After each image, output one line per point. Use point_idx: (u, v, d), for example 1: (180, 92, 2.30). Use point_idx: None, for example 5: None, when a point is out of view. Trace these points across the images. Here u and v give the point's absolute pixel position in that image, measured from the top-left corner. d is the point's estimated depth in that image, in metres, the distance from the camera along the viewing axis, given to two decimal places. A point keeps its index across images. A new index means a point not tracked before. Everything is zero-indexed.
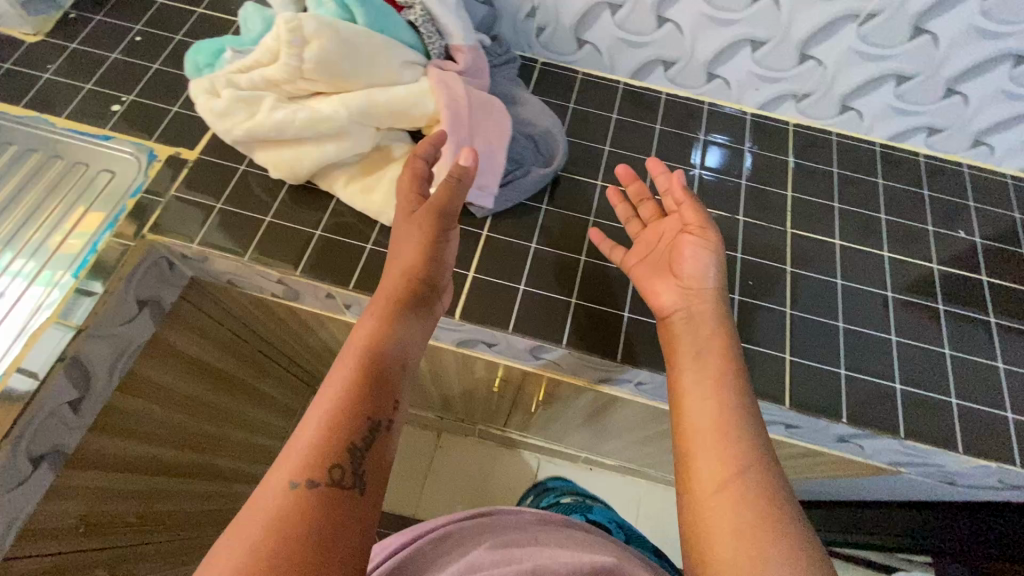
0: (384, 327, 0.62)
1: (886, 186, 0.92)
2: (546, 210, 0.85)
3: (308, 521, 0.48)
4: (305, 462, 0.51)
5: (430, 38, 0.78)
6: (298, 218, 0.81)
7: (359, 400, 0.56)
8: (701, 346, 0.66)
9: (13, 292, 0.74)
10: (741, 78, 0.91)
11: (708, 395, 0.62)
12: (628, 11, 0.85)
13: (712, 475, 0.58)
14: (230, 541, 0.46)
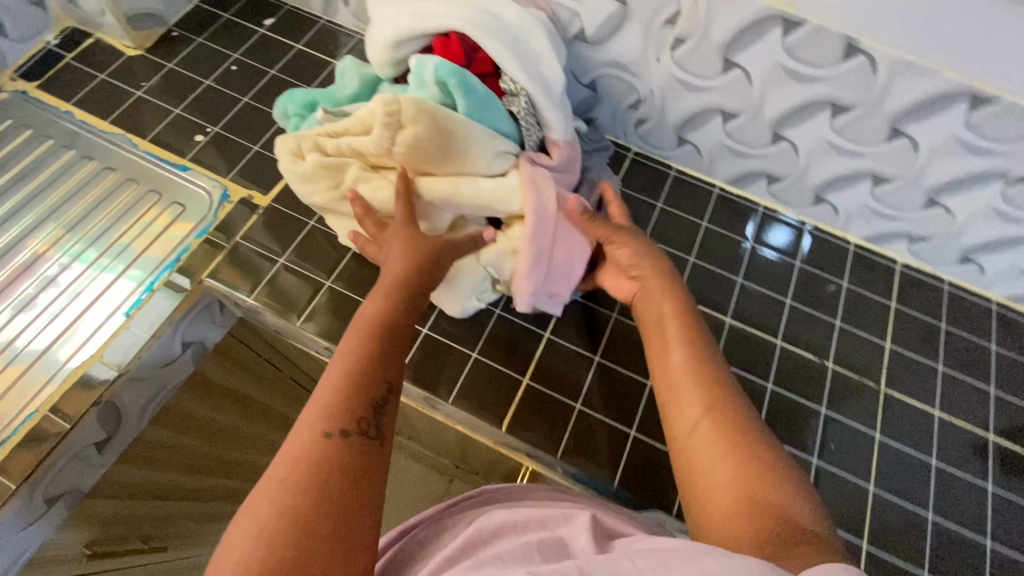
0: (392, 302, 0.62)
1: (1002, 354, 0.81)
2: (618, 319, 0.81)
3: (341, 468, 0.49)
4: (327, 418, 0.51)
5: (528, 129, 0.75)
6: (360, 288, 0.77)
7: (374, 365, 0.56)
8: (667, 312, 0.65)
9: (100, 283, 0.77)
10: (852, 208, 0.82)
11: (679, 360, 0.61)
12: (742, 122, 0.78)
13: (687, 418, 0.57)
14: (269, 491, 0.47)
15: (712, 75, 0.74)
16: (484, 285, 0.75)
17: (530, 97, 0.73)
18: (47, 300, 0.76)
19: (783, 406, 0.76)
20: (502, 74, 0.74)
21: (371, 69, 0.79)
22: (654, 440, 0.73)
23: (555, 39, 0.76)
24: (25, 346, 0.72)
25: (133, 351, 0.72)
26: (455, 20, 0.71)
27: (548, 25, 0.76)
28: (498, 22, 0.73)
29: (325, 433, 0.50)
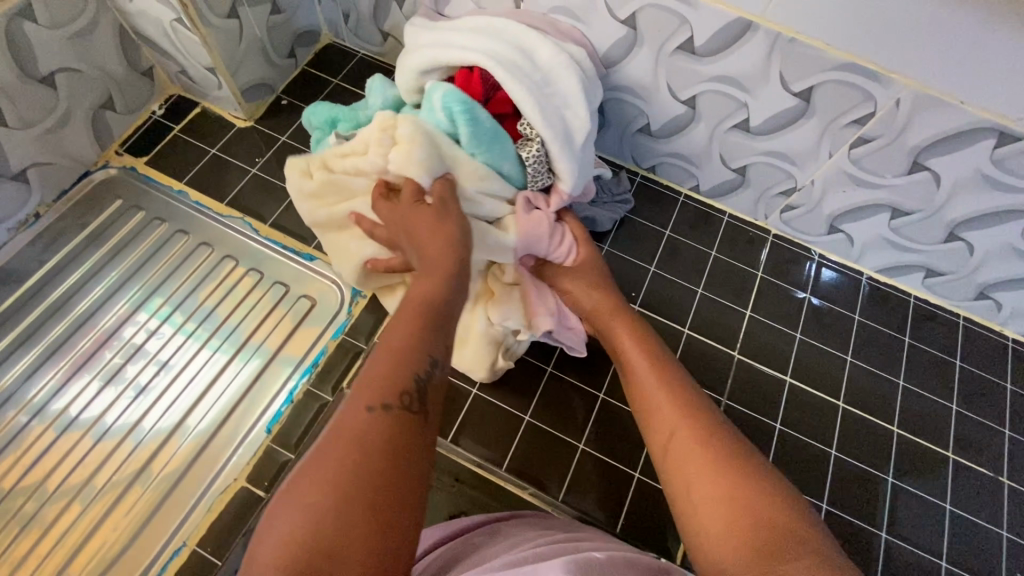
0: (445, 277, 0.54)
1: None
2: (780, 429, 0.76)
3: (385, 446, 0.40)
4: (374, 387, 0.43)
5: (534, 175, 0.69)
6: (508, 396, 0.76)
7: (423, 336, 0.48)
8: (629, 341, 0.66)
9: (241, 378, 0.72)
10: (1020, 306, 0.78)
11: (658, 385, 0.60)
12: (914, 221, 0.73)
13: (657, 436, 0.57)
14: (308, 476, 0.39)
15: (894, 174, 0.69)
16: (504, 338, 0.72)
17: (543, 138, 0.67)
18: (185, 398, 0.71)
19: (964, 528, 0.72)
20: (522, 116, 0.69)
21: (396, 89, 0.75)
22: None
23: (587, 80, 0.71)
24: (179, 438, 0.69)
25: (277, 475, 0.67)
26: (481, 55, 0.67)
27: (586, 63, 0.71)
28: (528, 62, 0.68)
29: (373, 404, 0.42)
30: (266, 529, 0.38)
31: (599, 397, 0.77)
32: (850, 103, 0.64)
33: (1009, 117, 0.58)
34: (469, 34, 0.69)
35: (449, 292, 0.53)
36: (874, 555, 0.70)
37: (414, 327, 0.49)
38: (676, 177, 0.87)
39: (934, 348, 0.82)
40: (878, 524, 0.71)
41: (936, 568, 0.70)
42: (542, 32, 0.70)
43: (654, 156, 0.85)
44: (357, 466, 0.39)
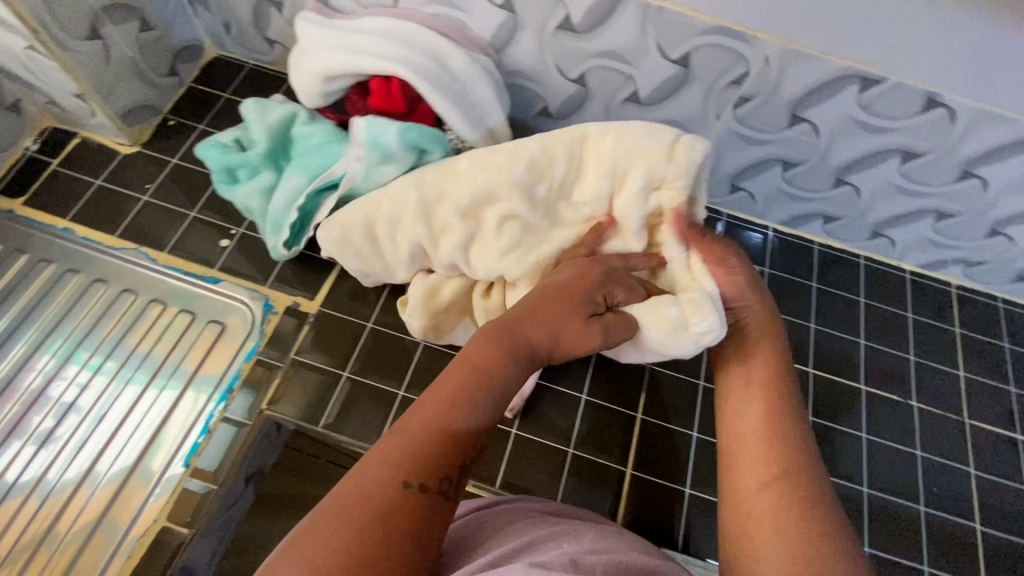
0: (516, 361, 0.53)
1: None
2: (705, 386, 0.77)
3: (410, 525, 0.42)
4: (420, 458, 0.45)
5: None
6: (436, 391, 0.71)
7: (471, 406, 0.48)
8: (762, 383, 0.60)
9: (154, 414, 0.69)
10: (911, 240, 0.83)
11: (762, 439, 0.56)
12: (804, 170, 0.77)
13: (750, 482, 0.54)
14: (334, 521, 0.41)
15: (776, 129, 0.72)
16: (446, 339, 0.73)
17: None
18: (93, 444, 0.67)
19: (881, 454, 0.76)
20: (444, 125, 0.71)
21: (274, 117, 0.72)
22: None
23: (498, 88, 0.74)
24: (90, 487, 0.65)
25: (199, 509, 0.64)
26: (405, 68, 0.66)
27: (493, 71, 0.73)
28: (444, 71, 0.69)
29: (405, 478, 0.43)
30: (281, 553, 0.40)
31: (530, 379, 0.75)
32: (726, 64, 0.66)
33: (866, 61, 0.61)
34: (376, 37, 0.68)
35: (514, 375, 0.52)
36: None
37: (460, 394, 0.48)
38: None
39: (840, 289, 0.86)
40: None
41: (860, 496, 0.73)
42: (446, 36, 0.71)
43: None
44: (369, 537, 0.41)
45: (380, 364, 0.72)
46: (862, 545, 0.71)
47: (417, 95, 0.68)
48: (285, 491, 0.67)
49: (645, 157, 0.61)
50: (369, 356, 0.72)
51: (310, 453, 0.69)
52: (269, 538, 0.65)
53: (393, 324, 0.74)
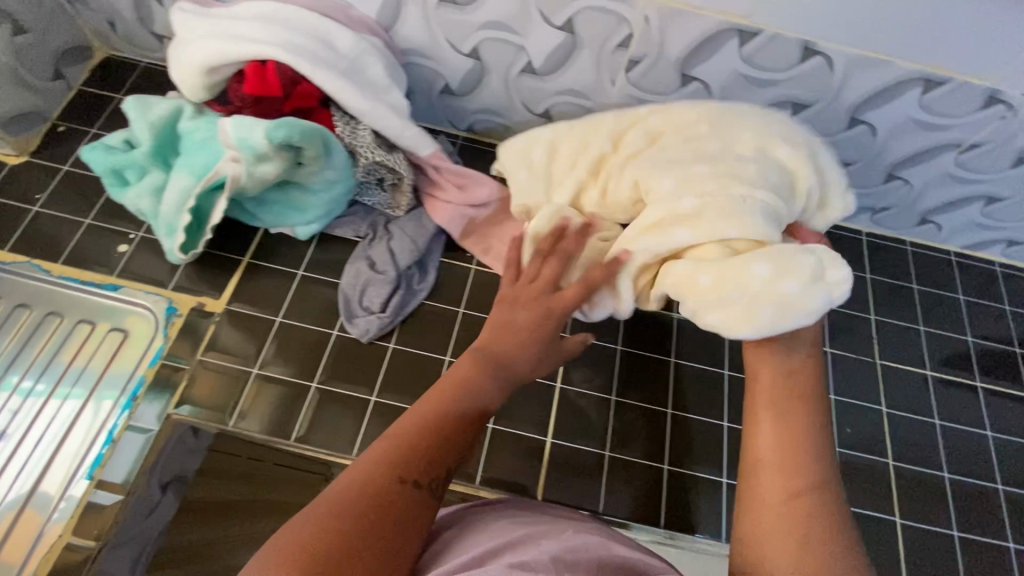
0: (498, 376, 0.58)
1: (968, 303, 0.87)
2: (622, 351, 0.76)
3: (395, 518, 0.46)
4: (409, 457, 0.49)
5: (363, 149, 0.67)
6: (348, 382, 0.69)
7: (453, 414, 0.54)
8: (794, 396, 0.56)
9: (57, 429, 0.66)
10: None
11: (786, 454, 0.53)
12: None
13: (774, 487, 0.51)
14: (329, 507, 0.45)
15: (671, 90, 0.72)
16: (370, 320, 0.71)
17: (379, 131, 0.67)
18: None
19: None
20: (332, 105, 0.67)
21: (155, 113, 0.69)
22: (689, 469, 0.70)
23: (391, 67, 0.72)
24: None
25: (108, 520, 0.62)
26: (279, 47, 0.63)
27: (386, 52, 0.72)
28: (329, 51, 0.66)
29: (402, 476, 0.48)
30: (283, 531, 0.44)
31: (447, 359, 0.71)
32: (608, 27, 0.67)
33: (739, 14, 0.63)
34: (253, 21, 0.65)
35: (495, 388, 0.57)
36: (722, 445, 0.71)
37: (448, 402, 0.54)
38: (494, 132, 0.87)
39: None
40: (721, 416, 0.73)
41: None
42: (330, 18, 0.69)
43: (467, 114, 0.84)
44: (361, 534, 0.44)
45: (293, 358, 0.70)
46: None
47: (298, 75, 0.64)
48: (216, 496, 0.64)
49: (798, 166, 0.61)
50: (280, 352, 0.71)
51: (231, 452, 0.66)
52: (203, 546, 0.62)
53: (302, 315, 0.73)
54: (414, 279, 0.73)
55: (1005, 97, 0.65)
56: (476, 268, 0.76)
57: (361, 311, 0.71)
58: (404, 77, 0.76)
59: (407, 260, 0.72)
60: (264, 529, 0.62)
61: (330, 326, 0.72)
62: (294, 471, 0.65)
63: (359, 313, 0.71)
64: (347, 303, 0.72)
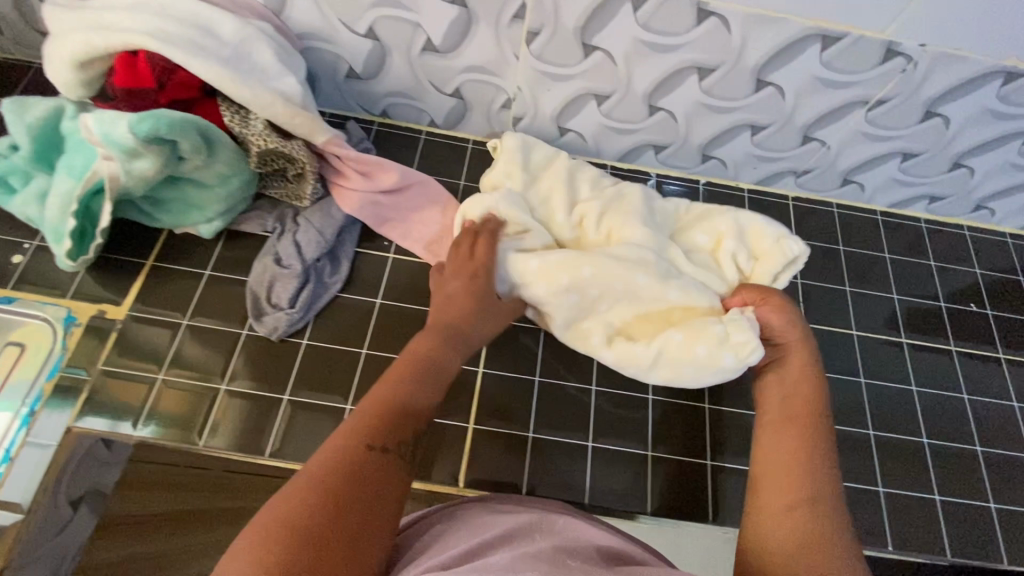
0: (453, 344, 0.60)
1: (893, 261, 0.87)
2: (546, 332, 0.77)
3: (374, 485, 0.47)
4: (377, 427, 0.50)
5: (256, 137, 0.65)
6: (260, 381, 0.67)
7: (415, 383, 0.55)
8: (795, 406, 0.59)
9: None
10: (738, 158, 0.83)
11: (795, 462, 0.55)
12: (616, 101, 0.75)
13: (778, 494, 0.53)
14: (309, 480, 0.46)
15: (575, 61, 0.71)
16: (280, 316, 0.68)
17: (269, 119, 0.65)
18: None
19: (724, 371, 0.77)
20: (219, 96, 0.65)
21: (28, 116, 0.66)
22: (610, 444, 0.71)
23: (285, 53, 0.69)
24: None
25: (8, 541, 0.60)
26: (151, 37, 0.60)
27: (276, 36, 0.70)
28: (209, 38, 0.63)
29: (370, 444, 0.49)
30: (268, 509, 0.45)
31: (362, 352, 0.69)
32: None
33: None
34: (124, 10, 0.62)
35: (450, 354, 0.59)
36: (645, 416, 0.74)
37: (408, 375, 0.55)
38: (410, 116, 0.84)
39: None
40: (647, 390, 0.75)
41: (704, 416, 0.74)
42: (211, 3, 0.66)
43: (378, 99, 0.81)
44: (337, 506, 0.45)
45: (203, 362, 0.68)
46: (705, 458, 0.72)
47: (172, 64, 0.61)
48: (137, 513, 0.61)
49: (729, 238, 0.71)
50: (190, 356, 0.69)
51: (139, 462, 0.64)
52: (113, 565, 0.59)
53: (212, 317, 0.71)
54: (325, 271, 0.71)
55: (902, 49, 0.64)
56: (393, 256, 0.75)
57: (271, 308, 0.69)
58: (303, 62, 0.73)
59: (314, 253, 0.70)
60: (170, 545, 0.60)
61: (240, 326, 0.70)
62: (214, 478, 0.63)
63: (268, 310, 0.69)
64: (256, 300, 0.70)
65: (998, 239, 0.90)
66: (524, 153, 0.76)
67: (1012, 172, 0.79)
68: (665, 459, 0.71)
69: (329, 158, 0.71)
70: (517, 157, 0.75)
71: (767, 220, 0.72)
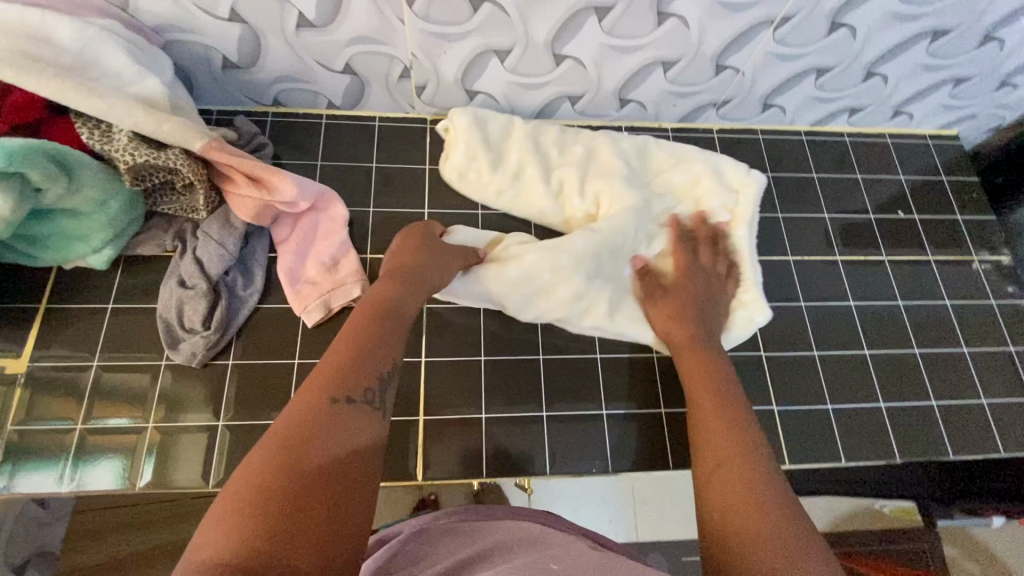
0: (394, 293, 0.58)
1: (822, 180, 0.87)
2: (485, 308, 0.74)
3: (345, 440, 0.42)
4: (340, 382, 0.46)
5: (121, 154, 0.59)
6: (192, 412, 0.64)
7: (374, 336, 0.52)
8: (710, 403, 0.59)
9: None
10: (655, 98, 0.80)
11: (722, 431, 0.55)
12: (518, 56, 0.71)
13: (711, 460, 0.53)
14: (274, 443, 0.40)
15: (465, 19, 0.66)
16: (196, 340, 0.64)
17: (134, 131, 0.59)
18: None
19: None
20: (74, 115, 0.58)
21: None
22: (565, 410, 0.70)
23: (143, 53, 0.62)
24: None
25: None
26: None
27: (128, 34, 0.62)
28: (45, 50, 0.56)
29: (333, 396, 0.44)
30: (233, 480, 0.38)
31: (296, 363, 0.67)
32: None
33: None
34: None
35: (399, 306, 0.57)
36: (595, 376, 0.72)
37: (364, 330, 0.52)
38: (305, 102, 0.78)
39: None
40: (593, 347, 0.74)
41: (650, 363, 0.73)
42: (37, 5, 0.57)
43: (265, 88, 0.75)
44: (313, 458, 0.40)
45: (125, 401, 0.64)
46: (657, 406, 0.71)
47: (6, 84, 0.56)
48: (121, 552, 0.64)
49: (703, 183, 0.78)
50: (108, 398, 0.64)
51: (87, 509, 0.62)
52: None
53: (124, 353, 0.66)
54: (240, 287, 0.67)
55: None
56: None
57: (185, 333, 0.65)
58: (167, 59, 0.66)
59: (220, 268, 0.66)
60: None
61: (157, 357, 0.66)
62: (168, 511, 0.63)
63: (182, 336, 0.65)
64: (168, 328, 0.65)
65: (919, 142, 0.91)
66: (482, 127, 0.76)
67: (925, 74, 0.79)
68: (621, 415, 0.71)
69: (215, 164, 0.64)
70: (475, 136, 0.75)
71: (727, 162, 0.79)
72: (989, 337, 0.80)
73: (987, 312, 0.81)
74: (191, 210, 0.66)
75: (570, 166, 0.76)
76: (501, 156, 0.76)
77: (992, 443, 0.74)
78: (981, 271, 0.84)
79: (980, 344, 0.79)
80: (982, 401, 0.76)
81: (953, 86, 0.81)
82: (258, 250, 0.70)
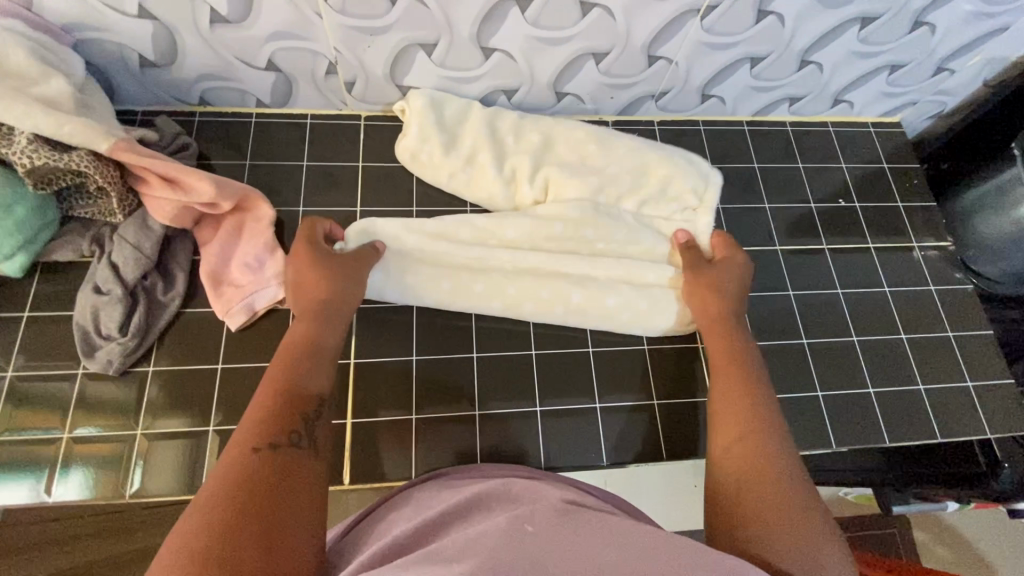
0: (319, 319, 0.58)
1: (763, 169, 0.86)
2: (418, 307, 0.73)
3: (271, 482, 0.41)
4: (258, 429, 0.45)
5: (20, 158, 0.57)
6: (109, 421, 0.63)
7: (296, 373, 0.52)
8: (730, 383, 0.58)
9: None
10: (591, 90, 0.79)
11: (738, 409, 0.54)
12: (445, 49, 0.70)
13: (725, 437, 0.53)
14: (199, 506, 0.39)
15: (383, 12, 0.64)
16: (111, 349, 0.63)
17: (34, 132, 0.57)
18: None
19: None
20: None
21: None
22: (499, 408, 0.69)
23: (48, 51, 0.60)
24: None
25: None
26: None
27: (31, 33, 0.60)
28: None
29: (253, 445, 0.43)
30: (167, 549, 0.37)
31: (219, 366, 0.65)
32: None
33: None
34: None
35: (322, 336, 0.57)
36: (530, 372, 0.71)
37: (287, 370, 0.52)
38: (233, 100, 0.76)
39: None
40: (528, 344, 0.72)
41: (587, 357, 0.72)
42: None
43: (188, 86, 0.73)
44: (247, 515, 0.38)
45: (39, 411, 0.62)
46: (593, 401, 0.70)
47: None
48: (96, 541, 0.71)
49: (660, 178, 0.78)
50: (21, 409, 0.62)
51: None
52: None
53: (39, 362, 0.64)
54: (161, 292, 0.66)
55: None
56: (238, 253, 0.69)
57: (102, 340, 0.64)
58: (77, 57, 0.64)
59: (137, 273, 0.64)
60: None
61: (74, 365, 0.64)
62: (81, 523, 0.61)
63: (99, 344, 0.63)
64: (84, 335, 0.63)
65: (861, 130, 0.91)
66: (436, 111, 0.75)
67: (860, 61, 0.78)
68: (556, 412, 0.69)
69: (127, 165, 0.62)
70: (431, 118, 0.74)
71: (687, 162, 0.78)
72: (925, 323, 0.80)
73: (928, 299, 0.81)
74: (107, 214, 0.65)
75: (524, 155, 0.76)
76: (454, 140, 0.76)
77: (930, 429, 0.74)
78: (922, 258, 0.84)
79: (918, 331, 0.79)
80: (919, 386, 0.76)
81: (890, 72, 0.81)
82: (181, 253, 0.68)
